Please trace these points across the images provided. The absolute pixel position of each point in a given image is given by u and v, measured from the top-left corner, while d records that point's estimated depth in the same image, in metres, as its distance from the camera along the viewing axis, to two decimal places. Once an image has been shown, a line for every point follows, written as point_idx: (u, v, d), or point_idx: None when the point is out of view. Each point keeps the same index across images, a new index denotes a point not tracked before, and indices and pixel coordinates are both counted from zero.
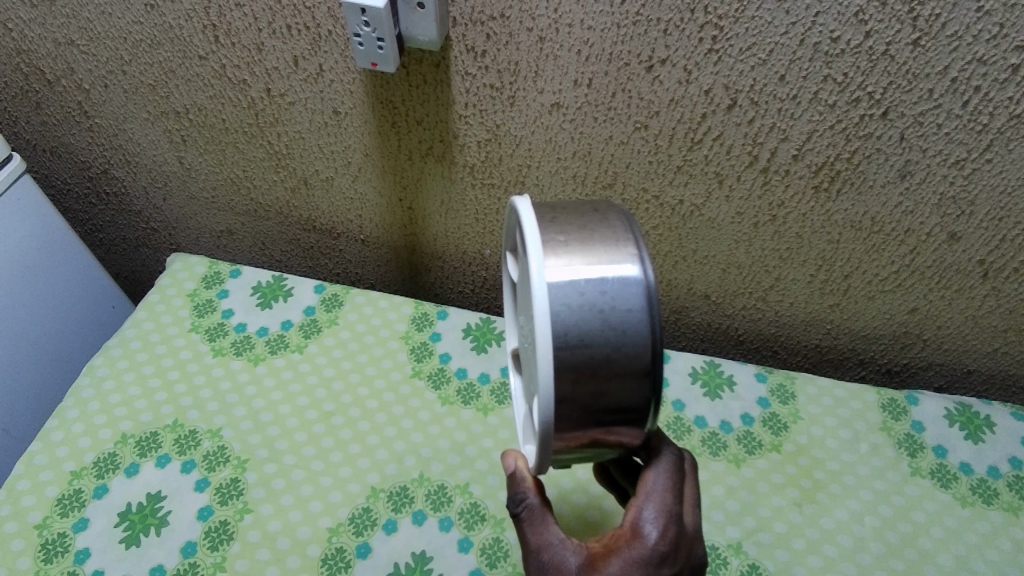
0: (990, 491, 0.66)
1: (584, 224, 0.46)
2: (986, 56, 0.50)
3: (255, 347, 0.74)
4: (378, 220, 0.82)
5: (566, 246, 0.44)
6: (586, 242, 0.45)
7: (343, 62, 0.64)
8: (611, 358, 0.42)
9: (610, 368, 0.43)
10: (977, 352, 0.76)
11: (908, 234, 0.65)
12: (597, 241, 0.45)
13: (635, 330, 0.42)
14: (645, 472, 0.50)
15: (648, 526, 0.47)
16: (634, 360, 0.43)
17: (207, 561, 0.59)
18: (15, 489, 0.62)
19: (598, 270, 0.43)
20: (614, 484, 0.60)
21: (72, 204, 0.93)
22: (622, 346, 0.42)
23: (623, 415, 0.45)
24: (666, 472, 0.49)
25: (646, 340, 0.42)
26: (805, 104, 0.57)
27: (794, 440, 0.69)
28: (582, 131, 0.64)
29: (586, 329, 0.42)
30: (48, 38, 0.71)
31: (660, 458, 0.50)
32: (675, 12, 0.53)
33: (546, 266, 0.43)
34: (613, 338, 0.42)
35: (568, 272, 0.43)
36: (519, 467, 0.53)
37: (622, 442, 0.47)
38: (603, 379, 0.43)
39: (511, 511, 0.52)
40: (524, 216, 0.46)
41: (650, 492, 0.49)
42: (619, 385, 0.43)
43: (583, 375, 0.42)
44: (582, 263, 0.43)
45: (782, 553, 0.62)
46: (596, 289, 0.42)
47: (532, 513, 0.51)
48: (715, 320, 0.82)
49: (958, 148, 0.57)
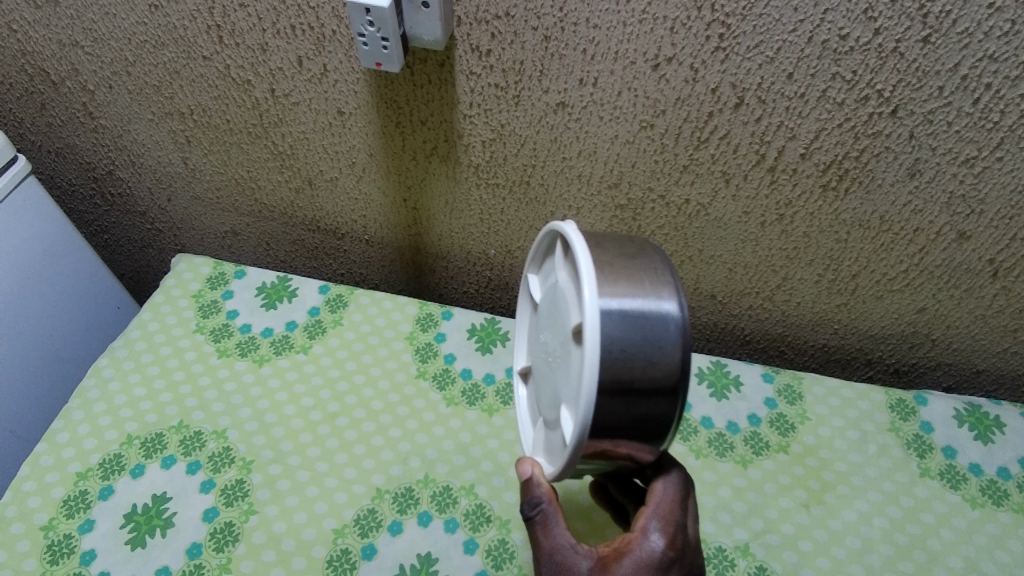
0: (1000, 492, 0.65)
1: (622, 250, 0.47)
2: (997, 53, 0.50)
3: (260, 347, 0.74)
4: (383, 221, 0.82)
5: (611, 265, 0.45)
6: (627, 266, 0.45)
7: (347, 63, 0.64)
8: (646, 372, 0.43)
9: (645, 381, 0.43)
10: (986, 351, 0.75)
11: (917, 233, 0.65)
12: (637, 266, 0.46)
13: (670, 347, 0.43)
14: (655, 482, 0.50)
15: (656, 534, 0.48)
16: (665, 376, 0.43)
17: (213, 562, 0.59)
18: (21, 490, 0.62)
19: (641, 290, 0.44)
20: (611, 497, 0.59)
21: (78, 205, 0.93)
22: (657, 361, 0.43)
23: (643, 426, 0.44)
24: (676, 484, 0.50)
25: (678, 360, 0.43)
26: (813, 103, 0.56)
27: (802, 441, 0.69)
28: (587, 130, 0.64)
29: (628, 342, 0.42)
30: (53, 39, 0.71)
31: (669, 471, 0.50)
32: (682, 10, 0.53)
33: (595, 279, 0.43)
34: (650, 353, 0.43)
35: (612, 290, 0.43)
36: (535, 474, 0.51)
37: (632, 455, 0.47)
38: (635, 390, 0.43)
39: (524, 513, 0.52)
40: (569, 233, 0.47)
41: (659, 503, 0.49)
42: (646, 396, 0.43)
43: (620, 384, 0.42)
44: (626, 282, 0.44)
45: (790, 555, 0.61)
46: (638, 307, 0.43)
47: (546, 516, 0.51)
48: (721, 320, 0.82)
49: (969, 146, 0.56)
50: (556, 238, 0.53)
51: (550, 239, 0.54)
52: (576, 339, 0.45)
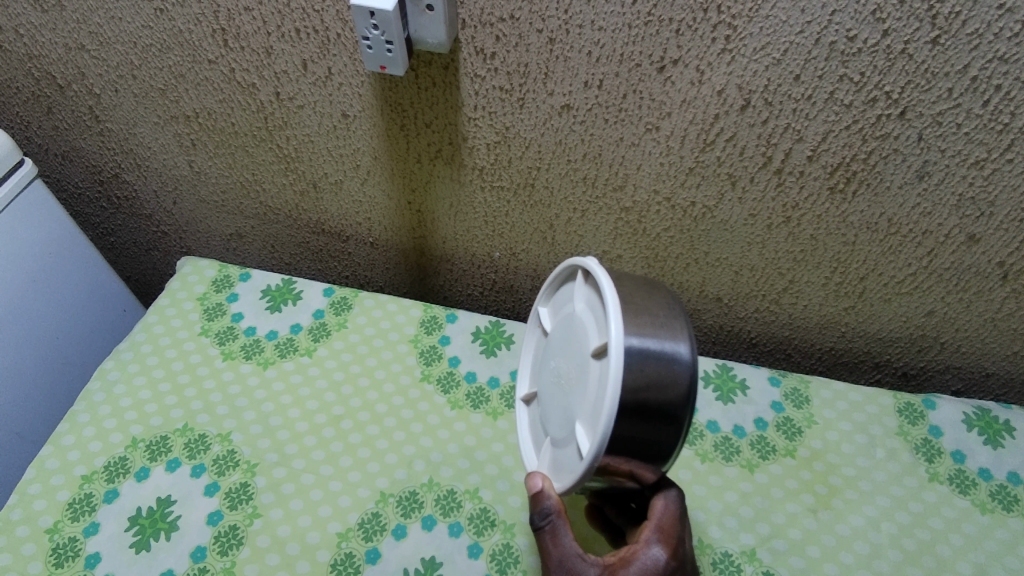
0: (1010, 497, 0.65)
1: (639, 287, 0.50)
2: (1008, 54, 0.49)
3: (264, 350, 0.74)
4: (387, 223, 0.82)
5: (630, 296, 0.48)
6: (645, 299, 0.48)
7: (352, 66, 0.64)
8: (659, 391, 0.44)
9: (658, 400, 0.44)
10: (995, 354, 0.75)
11: (926, 235, 0.64)
12: (654, 300, 0.49)
13: (681, 375, 0.44)
14: (656, 500, 0.51)
15: (657, 546, 0.50)
16: (677, 400, 0.44)
17: (218, 566, 0.59)
18: (27, 493, 0.62)
19: (657, 319, 0.46)
20: (606, 520, 0.59)
21: (84, 208, 0.94)
22: (669, 382, 0.44)
23: (647, 450, 0.46)
24: (676, 500, 0.51)
25: (689, 387, 0.44)
26: (820, 104, 0.56)
27: (809, 445, 0.68)
28: (593, 132, 0.64)
29: (645, 364, 0.44)
30: (59, 43, 0.71)
31: (669, 488, 0.52)
32: (688, 12, 0.52)
33: (618, 304, 0.46)
34: (664, 377, 0.44)
35: (631, 318, 0.46)
36: (546, 488, 0.51)
37: (633, 471, 0.47)
38: (650, 410, 0.44)
39: (532, 523, 0.52)
40: (593, 263, 0.50)
41: (660, 519, 0.51)
42: (657, 414, 0.44)
43: (636, 402, 0.44)
44: (643, 312, 0.47)
45: (797, 560, 0.61)
46: (655, 337, 0.45)
47: (554, 527, 0.51)
48: (727, 323, 0.82)
49: (979, 148, 0.56)
50: (576, 272, 0.56)
51: (567, 274, 0.57)
52: (596, 360, 0.47)
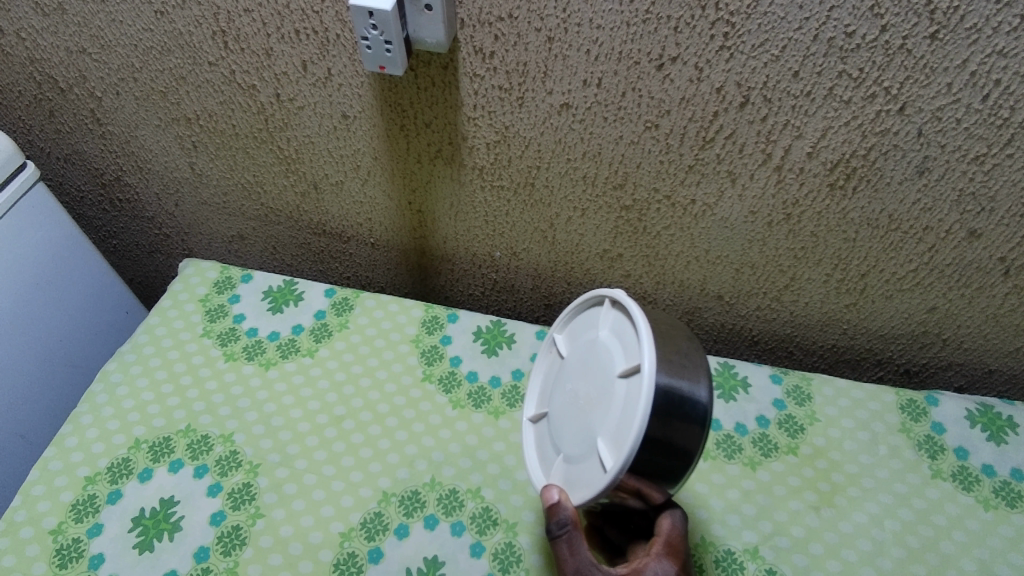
0: (1014, 494, 0.64)
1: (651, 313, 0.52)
2: (1006, 49, 0.49)
3: (266, 351, 0.74)
4: (388, 224, 0.82)
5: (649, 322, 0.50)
6: (659, 324, 0.50)
7: (352, 67, 0.64)
8: (676, 416, 0.45)
9: (674, 424, 0.45)
10: (998, 351, 0.75)
11: (927, 231, 0.64)
12: (668, 326, 0.50)
13: (695, 403, 0.45)
14: (663, 518, 0.52)
15: (666, 560, 0.51)
16: (691, 426, 0.45)
17: (220, 566, 0.59)
18: (31, 494, 0.62)
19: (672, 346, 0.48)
20: (604, 541, 0.58)
21: (86, 211, 0.94)
22: (685, 408, 0.45)
23: (657, 470, 0.46)
24: (682, 520, 0.53)
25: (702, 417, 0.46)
26: (819, 100, 0.56)
27: (811, 442, 0.68)
28: (592, 131, 0.64)
29: (671, 392, 0.45)
30: (60, 47, 0.71)
31: (675, 508, 0.53)
32: (686, 9, 0.52)
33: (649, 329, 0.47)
34: (680, 402, 0.45)
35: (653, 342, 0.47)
36: (565, 501, 0.51)
37: (639, 488, 0.48)
38: (667, 433, 0.45)
39: (549, 530, 0.51)
40: (621, 292, 0.52)
41: (667, 537, 0.52)
42: (672, 437, 0.45)
43: (660, 423, 0.44)
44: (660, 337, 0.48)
45: (800, 557, 0.60)
46: (671, 361, 0.46)
47: (570, 537, 0.51)
48: (728, 321, 0.82)
49: (979, 143, 0.56)
50: (597, 302, 0.58)
51: (588, 303, 0.59)
52: (623, 381, 0.48)
